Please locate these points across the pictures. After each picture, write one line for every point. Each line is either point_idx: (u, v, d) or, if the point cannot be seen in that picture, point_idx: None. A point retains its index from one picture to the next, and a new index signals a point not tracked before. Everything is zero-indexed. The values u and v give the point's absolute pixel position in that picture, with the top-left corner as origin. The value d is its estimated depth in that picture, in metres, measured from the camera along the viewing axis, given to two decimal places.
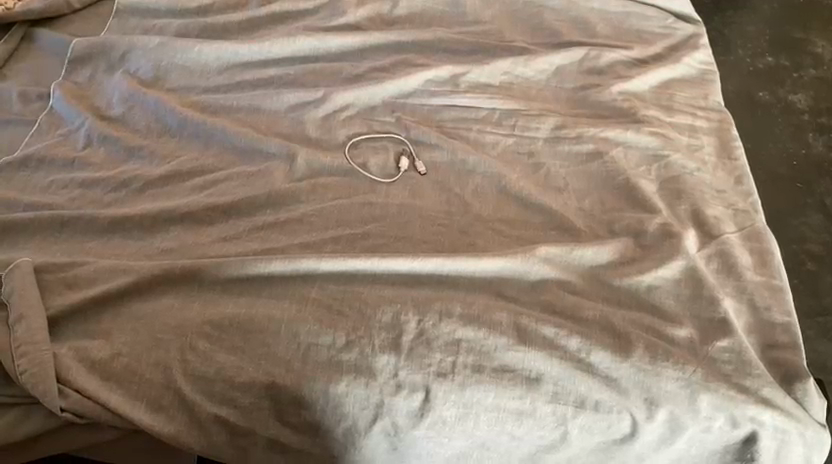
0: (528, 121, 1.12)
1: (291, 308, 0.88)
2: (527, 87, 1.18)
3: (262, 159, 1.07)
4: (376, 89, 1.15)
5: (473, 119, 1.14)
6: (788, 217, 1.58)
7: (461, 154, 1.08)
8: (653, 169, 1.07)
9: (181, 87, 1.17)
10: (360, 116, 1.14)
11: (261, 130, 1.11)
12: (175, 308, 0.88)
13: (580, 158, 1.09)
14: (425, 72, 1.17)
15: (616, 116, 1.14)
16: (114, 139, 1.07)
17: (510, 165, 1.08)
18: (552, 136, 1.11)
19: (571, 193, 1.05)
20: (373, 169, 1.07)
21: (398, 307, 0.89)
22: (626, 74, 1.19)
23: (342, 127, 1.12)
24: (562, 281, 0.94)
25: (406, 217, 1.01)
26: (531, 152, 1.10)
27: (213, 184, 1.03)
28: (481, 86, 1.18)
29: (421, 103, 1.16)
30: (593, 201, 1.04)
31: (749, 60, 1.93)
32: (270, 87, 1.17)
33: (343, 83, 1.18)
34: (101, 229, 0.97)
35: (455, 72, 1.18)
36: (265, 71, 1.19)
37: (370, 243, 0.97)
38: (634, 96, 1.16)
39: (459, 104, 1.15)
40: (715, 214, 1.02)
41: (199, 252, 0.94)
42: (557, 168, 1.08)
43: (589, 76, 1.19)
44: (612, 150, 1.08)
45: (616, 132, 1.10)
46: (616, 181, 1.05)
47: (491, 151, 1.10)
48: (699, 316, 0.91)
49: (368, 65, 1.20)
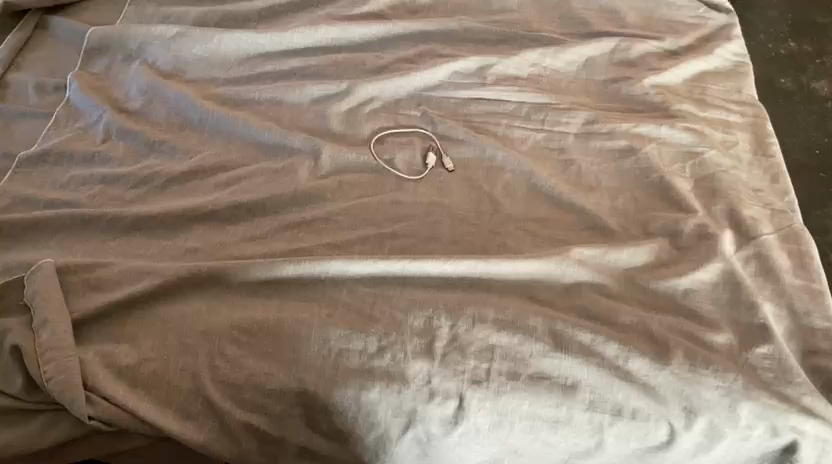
0: (559, 115, 1.09)
1: (321, 312, 0.86)
2: (557, 80, 1.15)
3: (286, 154, 1.05)
4: (402, 80, 1.12)
5: (501, 113, 1.11)
6: (808, 206, 1.47)
7: (491, 150, 1.05)
8: (687, 167, 1.04)
9: (201, 79, 1.14)
10: (386, 109, 1.11)
11: (285, 124, 1.08)
12: (203, 311, 0.86)
13: (613, 154, 1.06)
14: (452, 63, 1.13)
15: (648, 110, 1.11)
16: (134, 133, 1.05)
17: (541, 161, 1.05)
18: (584, 131, 1.08)
19: (603, 191, 1.02)
20: (399, 165, 1.04)
21: (430, 312, 0.87)
22: (658, 66, 1.16)
23: (367, 121, 1.09)
24: (596, 283, 0.92)
25: (435, 216, 0.98)
26: (562, 147, 1.07)
27: (237, 180, 1.01)
28: (509, 78, 1.15)
29: (448, 96, 1.13)
30: (627, 198, 1.01)
31: (784, 37, 1.82)
32: (292, 79, 1.15)
33: (367, 75, 1.15)
34: (124, 227, 0.94)
35: (483, 64, 1.14)
36: (287, 62, 1.16)
37: (400, 243, 0.95)
38: (666, 89, 1.13)
39: (487, 97, 1.12)
40: (752, 214, 0.99)
41: (225, 253, 0.92)
42: (589, 164, 1.05)
43: (620, 68, 1.16)
44: (646, 146, 1.05)
45: (649, 127, 1.07)
46: (650, 179, 1.03)
47: (520, 146, 1.07)
48: (737, 321, 0.89)
49: (393, 56, 1.17)
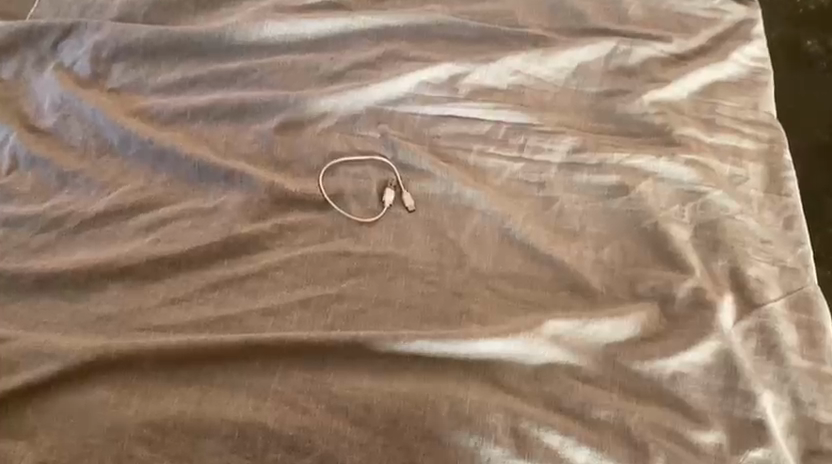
0: (540, 141, 0.94)
1: (247, 404, 0.75)
2: (541, 91, 0.98)
3: (219, 189, 0.90)
4: (359, 93, 0.96)
5: (472, 136, 0.95)
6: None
7: (458, 187, 0.90)
8: (687, 209, 0.89)
9: (125, 86, 0.97)
10: (339, 127, 0.95)
11: (219, 149, 0.93)
12: (111, 403, 0.74)
13: (601, 192, 0.91)
14: (418, 72, 0.97)
15: (646, 134, 0.95)
16: (44, 162, 0.90)
17: (516, 200, 0.91)
18: (568, 162, 0.93)
19: (587, 240, 0.88)
20: (351, 202, 0.90)
21: (375, 405, 0.75)
22: (661, 77, 0.99)
23: (317, 144, 0.93)
24: (570, 365, 0.79)
25: (388, 273, 0.85)
26: (543, 181, 0.92)
27: (161, 224, 0.87)
28: (486, 89, 0.98)
29: (413, 112, 0.97)
30: (614, 249, 0.87)
31: None
32: (232, 86, 0.97)
33: (320, 83, 0.98)
34: (27, 288, 0.82)
35: (455, 72, 0.98)
36: (225, 65, 0.98)
37: (346, 309, 0.82)
38: (668, 107, 0.97)
39: (458, 114, 0.96)
40: (757, 274, 0.85)
41: (142, 322, 0.80)
42: (572, 203, 0.90)
43: (619, 77, 0.99)
44: (640, 184, 0.90)
45: (645, 159, 0.92)
46: (642, 226, 0.88)
47: (493, 180, 0.92)
48: (730, 414, 0.77)
49: (351, 58, 1.00)
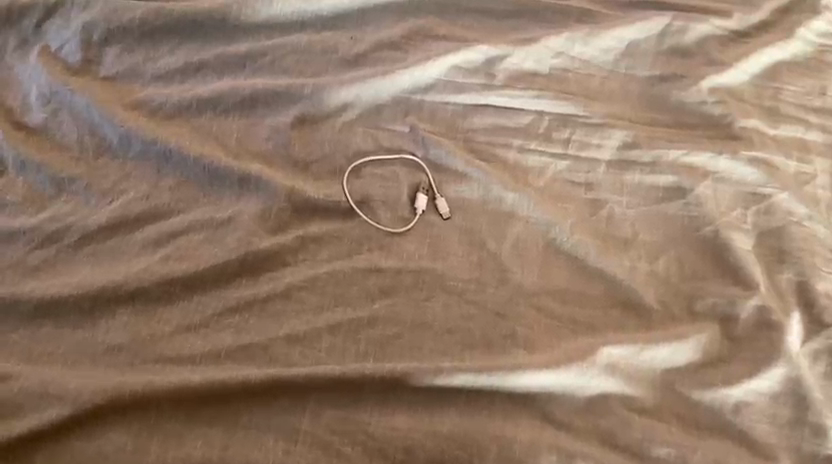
0: (587, 135, 0.85)
1: (277, 448, 0.68)
2: (586, 76, 0.88)
3: (233, 194, 0.81)
4: (385, 81, 0.86)
5: (512, 129, 0.85)
6: None
7: (499, 190, 0.82)
8: (750, 213, 0.81)
9: (121, 74, 0.86)
10: (364, 120, 0.86)
11: (231, 147, 0.83)
12: (128, 450, 0.67)
13: (656, 193, 0.83)
14: (449, 55, 0.87)
15: (704, 125, 0.86)
16: (35, 165, 0.80)
17: (562, 204, 0.82)
18: (619, 159, 0.84)
19: (640, 250, 0.80)
20: (380, 209, 0.81)
21: (417, 447, 0.68)
22: (719, 58, 0.89)
23: (340, 141, 0.84)
24: (626, 395, 0.73)
25: (424, 292, 0.77)
26: (590, 182, 0.83)
27: (171, 237, 0.78)
28: (525, 74, 0.88)
29: (445, 101, 0.87)
30: (670, 260, 0.80)
31: None
32: (241, 72, 0.87)
33: (339, 67, 0.88)
34: (25, 314, 0.73)
35: (491, 55, 0.87)
36: (233, 48, 0.88)
37: (379, 334, 0.75)
38: (728, 93, 0.87)
39: (495, 104, 0.86)
40: (827, 289, 0.77)
41: (155, 353, 0.72)
42: (623, 207, 0.82)
43: (672, 59, 0.89)
44: (699, 185, 0.82)
45: (705, 156, 0.83)
46: (701, 233, 0.81)
47: (535, 181, 0.83)
48: (799, 449, 0.70)
49: (373, 38, 0.89)
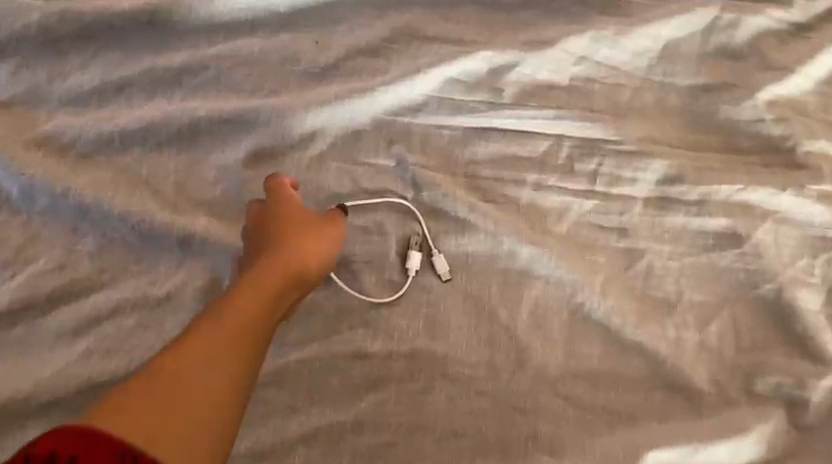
0: (621, 167, 0.68)
1: None
2: (616, 87, 0.72)
3: (174, 261, 0.63)
4: (365, 100, 0.68)
5: (524, 160, 0.69)
6: None
7: (509, 242, 0.65)
8: (820, 264, 0.66)
9: (21, 98, 0.66)
10: (337, 151, 0.68)
11: (167, 196, 0.64)
12: None
13: (705, 240, 0.67)
14: (445, 65, 0.69)
15: (760, 149, 0.70)
16: None
17: (589, 256, 0.66)
18: (659, 196, 0.68)
19: (686, 314, 0.65)
20: (363, 272, 0.64)
21: None
22: (777, 61, 0.73)
23: (308, 182, 0.66)
24: None
25: (422, 383, 0.61)
26: (624, 226, 0.67)
27: (95, 324, 0.60)
28: (540, 87, 0.71)
29: (437, 125, 0.69)
30: (722, 328, 0.65)
31: None
32: (177, 91, 0.67)
33: (305, 82, 0.69)
34: None
35: (495, 64, 0.70)
36: (164, 59, 0.67)
37: (366, 443, 0.58)
38: (789, 105, 0.71)
39: (502, 127, 0.69)
40: None
41: None
42: (664, 258, 0.66)
43: (720, 63, 0.73)
44: (757, 230, 0.67)
45: (765, 193, 0.67)
46: (759, 292, 0.65)
47: (554, 227, 0.67)
48: None
49: (347, 41, 0.71)
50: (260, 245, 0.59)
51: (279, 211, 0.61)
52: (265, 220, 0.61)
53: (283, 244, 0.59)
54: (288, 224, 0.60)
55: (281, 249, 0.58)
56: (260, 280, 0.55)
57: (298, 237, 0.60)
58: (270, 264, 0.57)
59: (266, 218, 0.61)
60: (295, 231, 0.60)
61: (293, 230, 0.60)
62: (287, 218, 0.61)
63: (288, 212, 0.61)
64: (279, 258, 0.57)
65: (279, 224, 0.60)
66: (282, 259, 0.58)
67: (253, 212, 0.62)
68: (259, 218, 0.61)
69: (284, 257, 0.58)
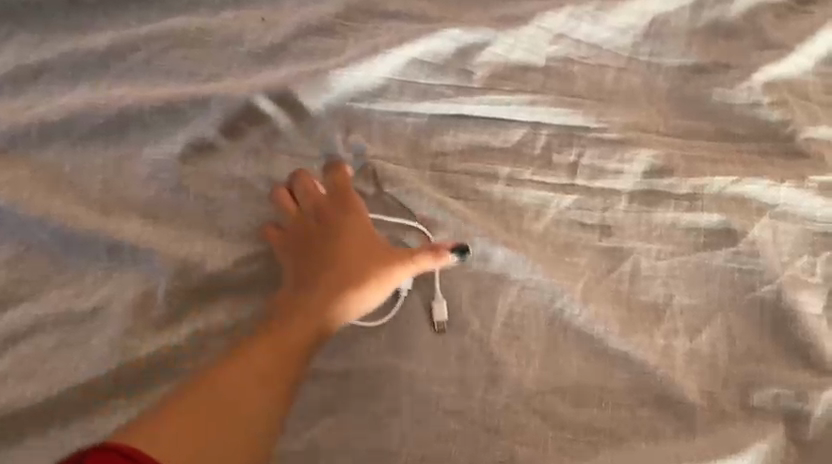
0: (603, 157, 0.62)
1: None
2: (598, 68, 0.65)
3: (101, 270, 0.56)
4: (317, 86, 0.60)
5: (498, 151, 0.62)
6: None
7: (481, 244, 0.58)
8: (820, 263, 0.60)
9: None
10: (285, 142, 0.60)
11: (94, 196, 0.57)
12: None
13: (697, 239, 0.60)
14: (407, 46, 0.62)
15: (757, 136, 0.64)
16: None
17: (569, 258, 0.59)
18: (645, 189, 0.61)
19: (676, 321, 0.58)
20: None
21: None
22: (776, 38, 0.66)
23: (254, 179, 0.59)
24: None
25: (383, 404, 0.54)
26: (607, 224, 0.60)
27: (10, 343, 0.53)
28: (514, 69, 0.64)
29: (401, 112, 0.62)
30: (716, 334, 0.58)
31: None
32: (104, 77, 0.60)
33: (251, 66, 0.62)
34: None
35: (463, 43, 0.63)
36: (89, 41, 0.60)
37: None
38: (787, 88, 0.65)
39: (473, 115, 0.62)
40: None
41: None
42: (651, 258, 0.60)
43: (714, 40, 0.66)
44: (754, 226, 0.60)
45: (762, 185, 0.61)
46: (756, 295, 0.59)
47: (530, 226, 0.60)
48: None
49: (297, 18, 0.63)
50: (315, 258, 0.57)
51: (342, 216, 0.57)
52: (325, 220, 0.58)
53: (342, 270, 0.56)
54: (350, 243, 0.57)
55: (338, 269, 0.56)
56: (310, 317, 0.54)
57: (361, 265, 0.56)
58: (323, 295, 0.55)
59: (328, 219, 0.58)
60: (359, 255, 0.56)
61: (355, 255, 0.56)
62: (349, 235, 0.57)
63: (352, 224, 0.57)
64: (333, 289, 0.55)
65: (338, 233, 0.57)
66: (335, 291, 0.55)
67: (312, 201, 0.58)
68: (319, 211, 0.58)
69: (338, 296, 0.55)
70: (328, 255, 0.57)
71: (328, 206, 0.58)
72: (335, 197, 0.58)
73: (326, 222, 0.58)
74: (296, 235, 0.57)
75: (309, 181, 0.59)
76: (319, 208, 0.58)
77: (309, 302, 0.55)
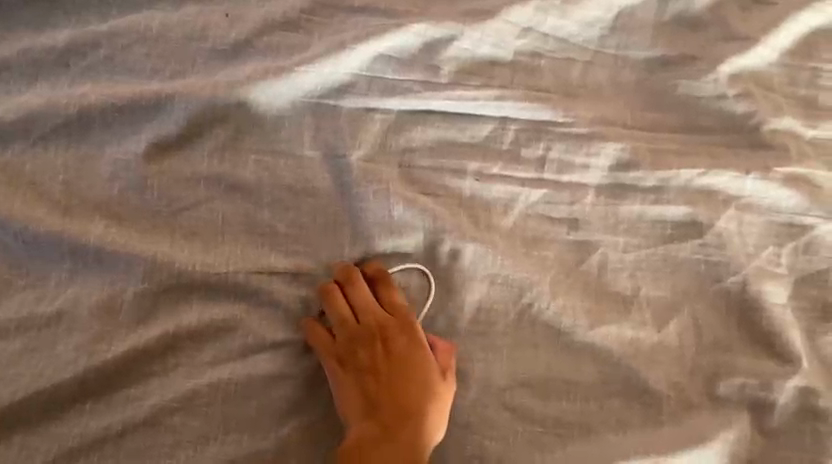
0: (571, 151, 0.62)
1: None
2: (565, 61, 0.65)
3: (65, 274, 0.55)
4: (284, 81, 0.59)
5: (466, 146, 0.62)
6: None
7: (451, 241, 0.58)
8: (785, 254, 0.61)
9: None
10: (252, 141, 0.60)
11: (56, 197, 0.56)
12: None
13: (663, 231, 0.61)
14: (373, 40, 0.61)
15: (722, 129, 0.64)
16: None
17: (538, 251, 0.60)
18: (612, 183, 0.62)
19: (643, 313, 0.59)
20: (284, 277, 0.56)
21: None
22: (743, 29, 0.67)
23: (221, 176, 0.58)
24: None
25: None
26: (575, 217, 0.61)
27: None
28: (482, 63, 0.64)
29: (369, 108, 0.61)
30: (682, 326, 0.59)
31: None
32: (63, 75, 0.59)
33: (216, 63, 0.61)
34: None
35: (430, 38, 0.63)
36: (48, 38, 0.59)
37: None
38: (753, 79, 0.66)
39: (442, 110, 0.62)
40: None
41: None
42: (619, 251, 0.60)
43: (681, 31, 0.67)
44: (721, 220, 0.61)
45: (728, 178, 0.62)
46: (722, 286, 0.60)
47: (499, 221, 0.60)
48: None
49: (260, 12, 0.62)
50: (383, 383, 0.53)
51: (404, 338, 0.55)
52: (389, 340, 0.54)
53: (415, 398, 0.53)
54: (417, 366, 0.54)
55: (407, 395, 0.53)
56: (389, 450, 0.51)
57: (428, 392, 0.53)
58: (403, 425, 0.52)
59: (384, 328, 0.55)
60: (426, 383, 0.53)
61: (423, 380, 0.53)
62: (416, 361, 0.54)
63: (416, 347, 0.54)
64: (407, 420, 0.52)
65: (403, 356, 0.54)
66: (411, 423, 0.52)
67: (373, 318, 0.55)
68: (381, 331, 0.55)
69: (413, 429, 0.52)
70: (395, 378, 0.54)
71: (390, 324, 0.55)
72: (396, 315, 0.55)
73: (389, 343, 0.54)
74: (351, 346, 0.54)
75: (365, 294, 0.55)
76: (379, 326, 0.55)
77: (388, 436, 0.52)
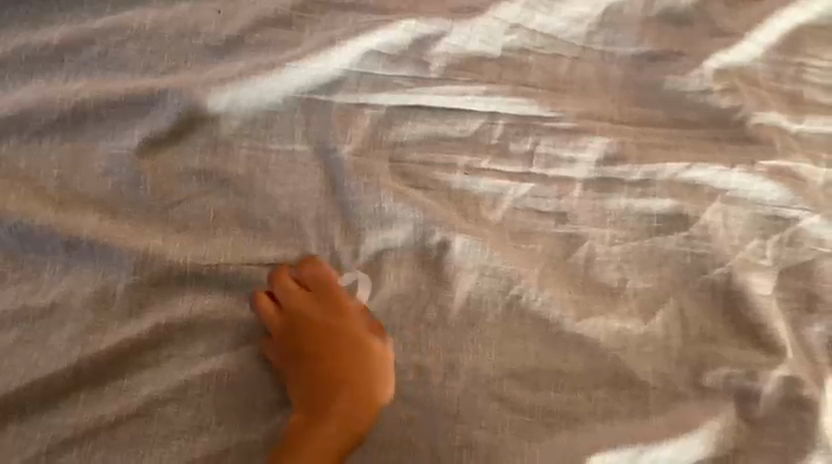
0: (558, 145, 0.63)
1: None
2: (553, 58, 0.67)
3: (57, 266, 0.55)
4: (277, 77, 0.61)
5: (455, 141, 0.63)
6: None
7: (440, 233, 0.59)
8: (770, 246, 0.62)
9: None
10: (245, 137, 0.61)
11: (47, 190, 0.57)
12: None
13: (649, 223, 0.62)
14: (363, 36, 0.63)
15: (707, 123, 0.65)
16: None
17: (526, 244, 0.61)
18: (599, 176, 0.63)
19: (629, 304, 0.60)
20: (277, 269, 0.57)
21: None
22: (727, 26, 0.69)
23: (213, 171, 0.59)
24: None
25: None
26: (562, 210, 0.62)
27: None
28: (471, 59, 0.66)
29: (360, 103, 0.63)
30: (668, 317, 0.59)
31: None
32: (57, 70, 0.60)
33: (210, 60, 0.62)
34: None
35: (419, 34, 0.65)
36: (43, 35, 0.60)
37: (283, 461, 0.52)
38: (738, 74, 0.67)
39: (432, 105, 0.63)
40: None
41: None
42: (606, 244, 0.61)
43: (666, 28, 0.69)
44: (706, 211, 0.62)
45: (713, 171, 0.63)
46: (708, 277, 0.61)
47: (488, 214, 0.61)
48: None
49: (254, 10, 0.64)
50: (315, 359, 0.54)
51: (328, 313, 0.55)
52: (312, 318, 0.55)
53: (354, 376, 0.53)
54: (353, 349, 0.54)
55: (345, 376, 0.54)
56: (329, 430, 0.51)
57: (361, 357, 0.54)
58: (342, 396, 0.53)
59: (307, 308, 0.55)
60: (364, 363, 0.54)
61: (354, 348, 0.54)
62: (344, 333, 0.55)
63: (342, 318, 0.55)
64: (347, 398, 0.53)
65: (331, 329, 0.55)
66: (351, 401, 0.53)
67: (294, 299, 0.55)
68: (305, 311, 0.55)
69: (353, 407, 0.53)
70: (328, 353, 0.54)
71: (311, 303, 0.56)
72: (318, 291, 0.56)
73: (325, 326, 0.55)
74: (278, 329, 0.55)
75: (283, 277, 0.56)
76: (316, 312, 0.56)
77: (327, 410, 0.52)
